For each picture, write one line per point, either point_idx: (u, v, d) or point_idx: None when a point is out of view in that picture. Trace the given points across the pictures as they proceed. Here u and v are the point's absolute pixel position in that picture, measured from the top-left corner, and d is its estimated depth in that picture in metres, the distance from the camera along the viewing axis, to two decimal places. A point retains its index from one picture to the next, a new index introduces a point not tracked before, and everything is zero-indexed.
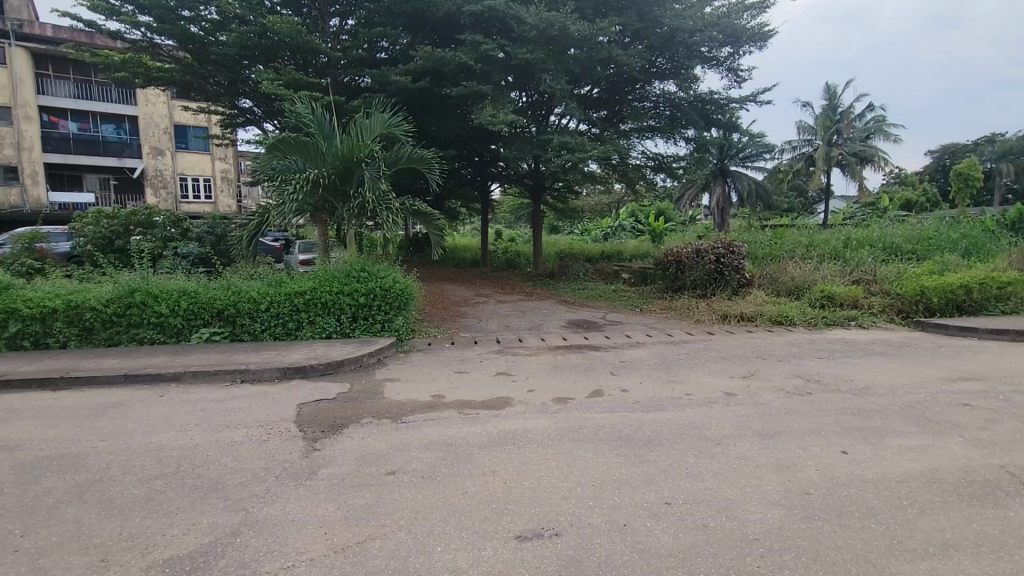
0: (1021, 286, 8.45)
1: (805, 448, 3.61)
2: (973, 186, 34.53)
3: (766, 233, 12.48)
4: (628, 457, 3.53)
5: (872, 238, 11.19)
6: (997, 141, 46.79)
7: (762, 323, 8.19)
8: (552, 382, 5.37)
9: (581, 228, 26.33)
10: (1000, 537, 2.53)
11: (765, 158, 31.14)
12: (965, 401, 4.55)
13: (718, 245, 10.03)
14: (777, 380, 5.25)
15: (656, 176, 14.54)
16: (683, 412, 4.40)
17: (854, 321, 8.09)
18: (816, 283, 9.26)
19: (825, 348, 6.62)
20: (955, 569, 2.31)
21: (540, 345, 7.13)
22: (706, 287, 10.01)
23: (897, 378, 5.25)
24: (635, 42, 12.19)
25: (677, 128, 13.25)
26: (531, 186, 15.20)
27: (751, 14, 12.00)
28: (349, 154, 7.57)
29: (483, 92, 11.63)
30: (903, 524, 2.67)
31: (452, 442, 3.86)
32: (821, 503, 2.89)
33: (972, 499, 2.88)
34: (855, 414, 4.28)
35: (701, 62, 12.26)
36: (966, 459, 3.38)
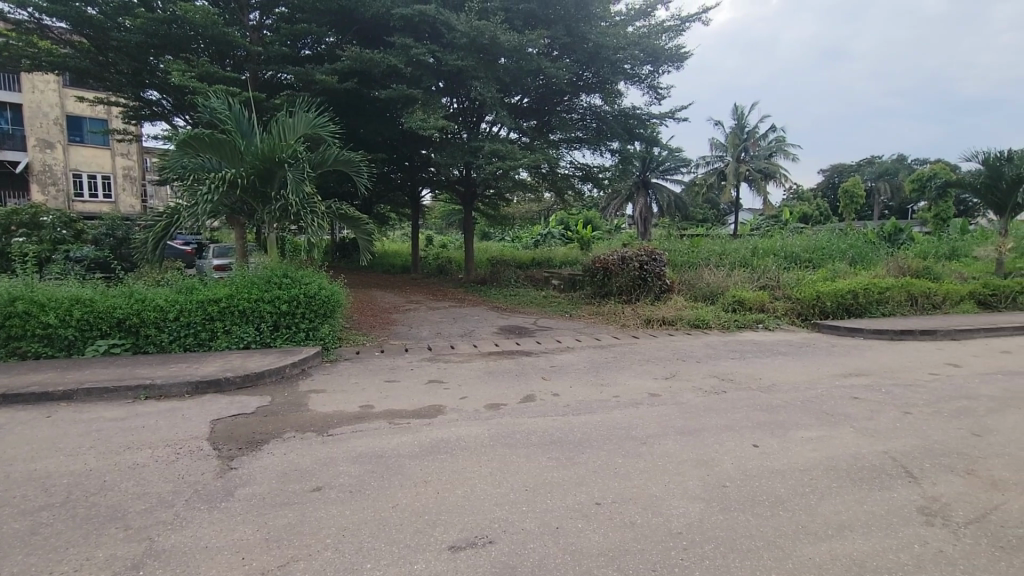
0: (898, 291, 9.55)
1: (721, 444, 3.86)
2: (858, 202, 38.61)
3: (684, 242, 13.29)
4: (560, 460, 3.61)
5: (775, 248, 12.23)
6: (876, 163, 52.78)
7: (682, 327, 8.67)
8: (484, 388, 5.38)
9: (512, 235, 26.64)
10: (886, 516, 2.84)
11: (682, 171, 33.14)
12: (854, 395, 5.07)
13: (642, 253, 10.53)
14: (696, 380, 5.59)
15: (584, 185, 15.01)
16: (611, 414, 4.55)
17: (762, 324, 8.78)
18: (728, 289, 9.96)
19: (737, 348, 7.14)
20: (850, 548, 2.56)
21: (472, 351, 7.11)
22: (631, 292, 10.46)
23: (799, 376, 5.76)
24: (563, 55, 12.56)
25: (603, 140, 13.70)
26: (463, 191, 15.17)
27: (669, 36, 12.80)
28: (269, 153, 7.07)
29: (413, 96, 11.50)
30: (807, 509, 2.92)
31: (382, 453, 3.75)
32: (736, 494, 3.10)
33: (862, 483, 3.22)
34: (764, 409, 4.64)
35: (625, 78, 12.84)
36: (856, 447, 3.78)
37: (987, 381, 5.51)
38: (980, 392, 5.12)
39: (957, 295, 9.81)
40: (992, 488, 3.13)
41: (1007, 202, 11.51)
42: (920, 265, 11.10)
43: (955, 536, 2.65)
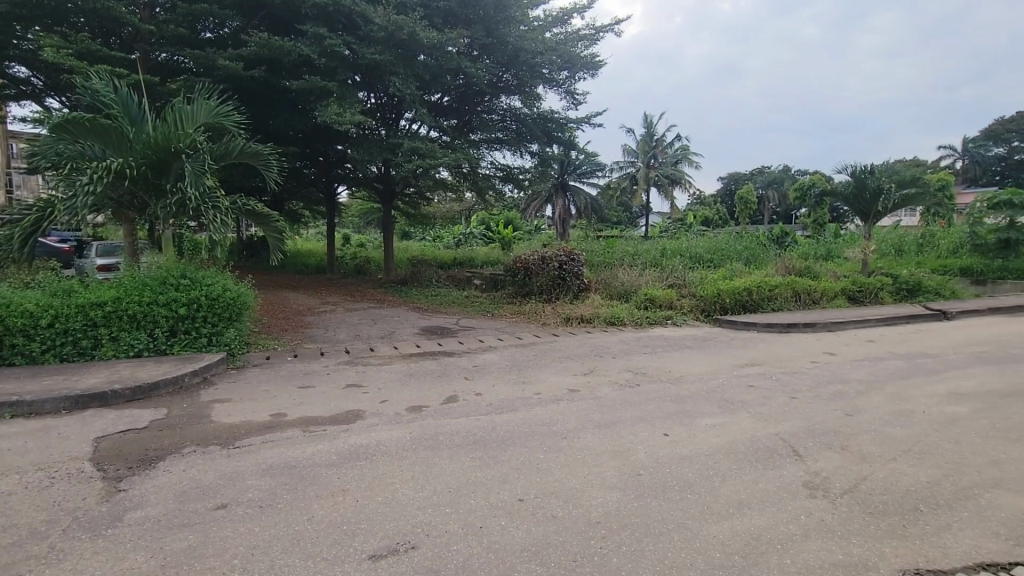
0: (785, 289, 10.60)
1: (636, 435, 4.08)
2: (751, 208, 42.28)
3: (600, 243, 13.88)
4: (483, 459, 3.63)
5: (681, 249, 13.12)
6: (766, 173, 58.21)
7: (599, 324, 9.04)
8: (406, 390, 5.28)
9: (432, 235, 26.33)
10: (777, 492, 3.15)
11: (597, 175, 34.52)
12: (751, 383, 5.57)
13: (561, 253, 10.85)
14: (612, 375, 5.86)
15: (505, 186, 15.15)
16: (533, 411, 4.66)
17: (671, 320, 9.38)
18: (641, 287, 10.53)
19: (649, 344, 7.57)
20: (747, 523, 2.82)
21: (392, 353, 6.95)
22: (551, 291, 10.72)
23: (703, 367, 6.23)
24: (483, 56, 12.59)
25: (522, 141, 13.85)
26: (381, 190, 14.75)
27: (584, 44, 13.26)
28: (164, 142, 6.43)
29: (327, 88, 11.02)
30: (711, 491, 3.17)
31: (296, 464, 3.57)
32: (649, 482, 3.29)
33: (756, 463, 3.55)
34: (674, 400, 4.97)
35: (543, 82, 13.10)
36: (752, 431, 4.15)
37: (857, 367, 6.27)
38: (850, 376, 5.83)
39: (833, 291, 11.07)
40: (861, 461, 3.58)
41: (870, 209, 13.16)
42: (803, 265, 12.41)
43: (833, 506, 3.00)
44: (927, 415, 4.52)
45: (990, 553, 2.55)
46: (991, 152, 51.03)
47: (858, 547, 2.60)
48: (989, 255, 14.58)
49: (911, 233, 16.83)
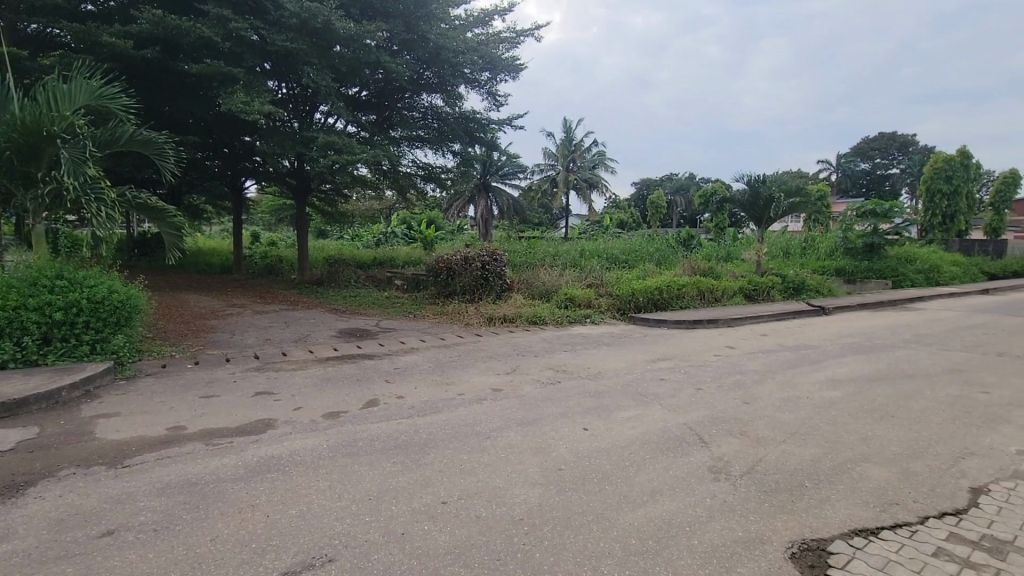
0: (692, 288, 11.39)
1: (557, 431, 4.19)
2: (661, 212, 44.90)
3: (521, 244, 14.09)
4: (405, 464, 3.56)
5: (599, 251, 13.67)
6: (674, 180, 62.09)
7: (522, 323, 9.18)
8: (321, 396, 5.05)
9: (350, 233, 25.37)
10: (686, 478, 3.37)
11: (519, 177, 34.99)
12: (662, 376, 5.92)
13: (483, 253, 10.88)
14: (534, 373, 5.98)
15: (426, 185, 14.95)
16: (457, 412, 4.63)
17: (590, 318, 9.73)
18: (561, 287, 10.83)
19: (569, 342, 7.81)
20: (660, 509, 2.99)
21: (307, 357, 6.61)
22: (473, 292, 10.72)
23: (619, 363, 6.54)
24: (403, 52, 12.33)
25: (444, 141, 13.72)
26: (295, 186, 13.99)
27: (505, 47, 13.37)
28: (34, 125, 5.64)
29: (232, 75, 10.26)
30: (627, 480, 3.33)
31: (197, 480, 3.29)
32: (570, 475, 3.40)
33: (667, 452, 3.78)
34: (592, 395, 5.17)
35: (465, 82, 13.05)
36: (664, 422, 4.41)
37: (753, 359, 6.88)
38: (748, 367, 6.37)
39: (732, 290, 12.06)
40: (757, 445, 3.93)
41: (764, 215, 14.47)
42: (707, 266, 13.38)
43: (734, 488, 3.26)
44: (811, 400, 5.04)
45: (861, 520, 2.90)
46: (860, 167, 57.91)
47: (755, 523, 2.85)
48: (857, 257, 17.07)
49: (796, 237, 18.71)
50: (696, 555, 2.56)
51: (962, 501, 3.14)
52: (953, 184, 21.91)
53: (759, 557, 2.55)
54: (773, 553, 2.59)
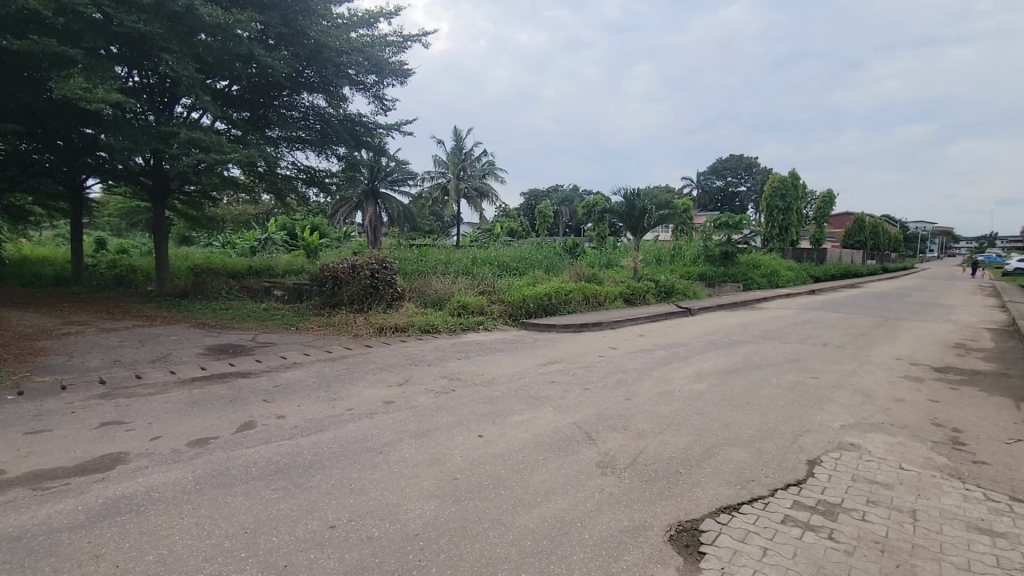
0: (578, 293, 12.01)
1: (451, 440, 4.15)
2: (548, 221, 46.86)
3: (412, 252, 13.87)
4: (286, 489, 3.29)
5: (490, 259, 13.88)
6: (559, 191, 65.25)
7: (414, 332, 8.98)
8: (187, 422, 4.50)
9: (221, 240, 23.06)
10: (576, 476, 3.52)
11: (408, 184, 34.44)
12: (552, 379, 6.13)
13: (372, 261, 10.50)
14: (427, 383, 5.87)
15: (308, 189, 14.12)
16: (344, 429, 4.40)
17: (483, 325, 9.80)
18: (453, 294, 10.81)
19: (463, 349, 7.80)
20: (553, 509, 3.08)
21: (168, 379, 5.86)
22: (362, 301, 10.27)
23: (512, 368, 6.66)
24: (280, 46, 11.55)
25: (328, 143, 13.04)
26: (151, 186, 12.42)
27: (392, 51, 13.05)
28: None
29: (68, 56, 8.84)
30: (521, 484, 3.40)
31: (20, 535, 2.74)
32: (466, 484, 3.39)
33: (558, 452, 3.91)
34: (486, 401, 5.21)
35: (349, 84, 12.51)
36: (554, 423, 4.57)
37: (633, 358, 7.41)
38: (628, 366, 6.83)
39: (613, 294, 12.92)
40: (638, 438, 4.23)
41: (639, 225, 15.73)
42: (591, 272, 14.18)
43: (619, 480, 3.47)
44: (682, 393, 5.54)
45: (725, 498, 3.25)
46: (715, 185, 65.38)
47: (638, 511, 3.06)
48: (716, 263, 19.21)
49: (666, 246, 20.61)
50: (588, 549, 2.67)
51: (802, 473, 3.65)
52: (787, 201, 25.65)
53: (642, 544, 2.73)
54: (654, 537, 2.79)
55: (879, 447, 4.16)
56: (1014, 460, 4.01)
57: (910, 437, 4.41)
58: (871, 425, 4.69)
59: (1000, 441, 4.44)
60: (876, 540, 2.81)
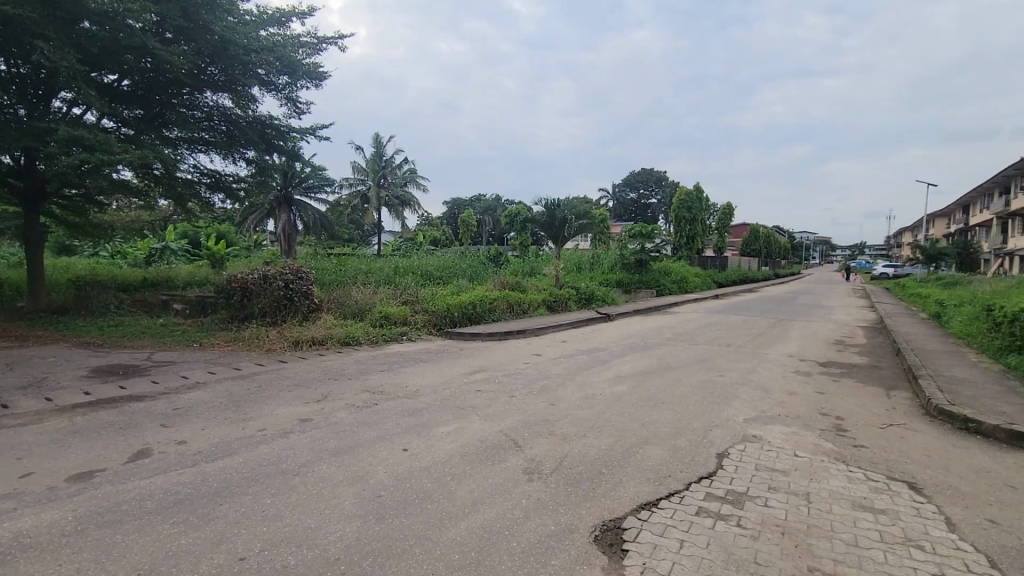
0: (502, 301, 12.11)
1: (374, 456, 4.00)
2: (471, 231, 46.97)
3: (331, 261, 13.33)
4: (189, 522, 3.00)
5: (413, 268, 13.64)
6: (482, 201, 65.73)
7: (333, 345, 8.59)
8: (65, 455, 3.96)
9: (109, 249, 20.81)
10: (503, 484, 3.52)
11: (325, 191, 33.15)
12: (478, 388, 6.11)
13: (286, 271, 9.90)
14: (348, 398, 5.62)
15: (212, 194, 13.10)
16: (256, 451, 4.09)
17: (406, 336, 9.58)
18: (374, 305, 10.50)
19: (385, 361, 7.58)
20: (481, 519, 3.05)
21: (44, 407, 5.15)
22: (275, 314, 9.65)
23: (437, 379, 6.56)
24: (179, 40, 10.66)
25: (235, 146, 12.20)
26: (21, 189, 10.95)
27: (305, 52, 12.50)
28: None
29: None
30: (448, 496, 3.33)
31: None
32: (390, 501, 3.27)
33: (485, 461, 3.89)
34: (411, 414, 5.08)
35: (258, 84, 11.78)
36: (481, 432, 4.55)
37: (556, 364, 7.56)
38: (552, 372, 6.96)
39: (537, 302, 13.15)
40: (563, 442, 4.31)
41: (560, 234, 16.17)
42: (515, 280, 14.35)
43: (546, 485, 3.51)
44: (603, 396, 5.74)
45: (645, 495, 3.39)
46: (629, 197, 68.88)
47: (565, 515, 3.11)
48: (632, 271, 20.19)
49: (586, 254, 21.35)
50: (516, 557, 2.67)
51: (712, 466, 3.90)
52: (693, 213, 27.63)
53: (569, 547, 2.78)
54: (580, 539, 2.85)
55: (777, 437, 4.55)
56: (887, 443, 4.55)
57: (803, 427, 4.87)
58: (770, 417, 5.12)
59: (875, 426, 5.02)
60: (777, 524, 3.06)
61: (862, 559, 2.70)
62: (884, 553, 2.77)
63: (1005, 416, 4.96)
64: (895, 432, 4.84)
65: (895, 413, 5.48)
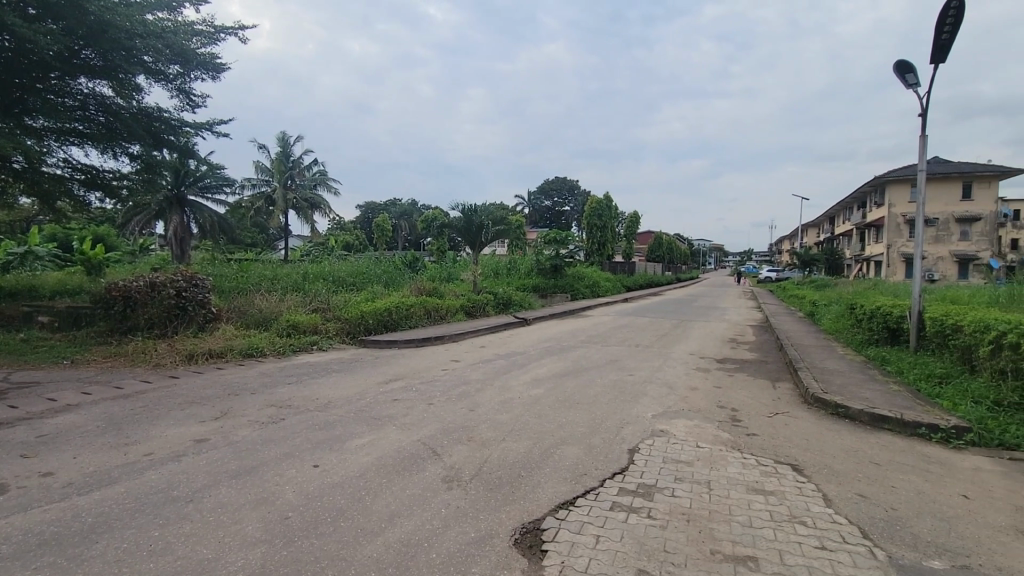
0: (419, 307, 11.87)
1: (280, 474, 3.74)
2: (387, 235, 45.76)
3: (231, 266, 12.36)
4: (57, 565, 2.62)
5: (324, 273, 13.01)
6: (397, 205, 64.40)
7: (233, 358, 7.95)
8: None
9: None
10: (422, 494, 3.44)
11: (224, 192, 30.80)
12: (394, 397, 5.93)
13: (178, 278, 9.02)
14: (251, 414, 5.22)
15: (88, 192, 11.72)
16: (142, 478, 3.67)
17: (317, 345, 9.10)
18: (281, 313, 9.87)
19: (294, 373, 7.12)
20: (398, 534, 2.95)
21: None
22: (165, 325, 8.74)
23: (350, 389, 6.29)
24: (45, 19, 9.31)
25: (116, 140, 10.93)
26: None
27: (199, 41, 11.47)
28: None
29: None
30: (364, 512, 3.20)
31: None
32: (299, 522, 3.07)
33: (402, 472, 3.78)
34: (322, 427, 4.82)
35: (144, 72, 10.63)
36: (397, 443, 4.41)
37: (475, 369, 7.54)
38: (471, 378, 6.92)
39: (454, 307, 13.05)
40: (482, 447, 4.30)
41: (477, 239, 16.20)
42: (432, 286, 14.14)
43: (465, 492, 3.48)
44: (521, 399, 5.80)
45: (562, 495, 3.46)
46: (544, 204, 70.76)
47: (484, 521, 3.10)
48: (547, 276, 20.71)
49: (502, 259, 21.59)
50: (435, 569, 2.62)
51: (624, 461, 4.08)
52: (603, 220, 28.94)
53: (489, 553, 2.77)
54: (500, 543, 2.86)
55: (682, 431, 4.86)
56: (774, 430, 5.03)
57: (703, 420, 5.24)
58: (675, 412, 5.46)
59: (764, 415, 5.51)
60: (683, 512, 3.26)
61: (756, 538, 2.95)
62: (774, 531, 3.05)
63: (867, 401, 5.68)
64: (780, 420, 5.36)
65: (781, 402, 6.07)
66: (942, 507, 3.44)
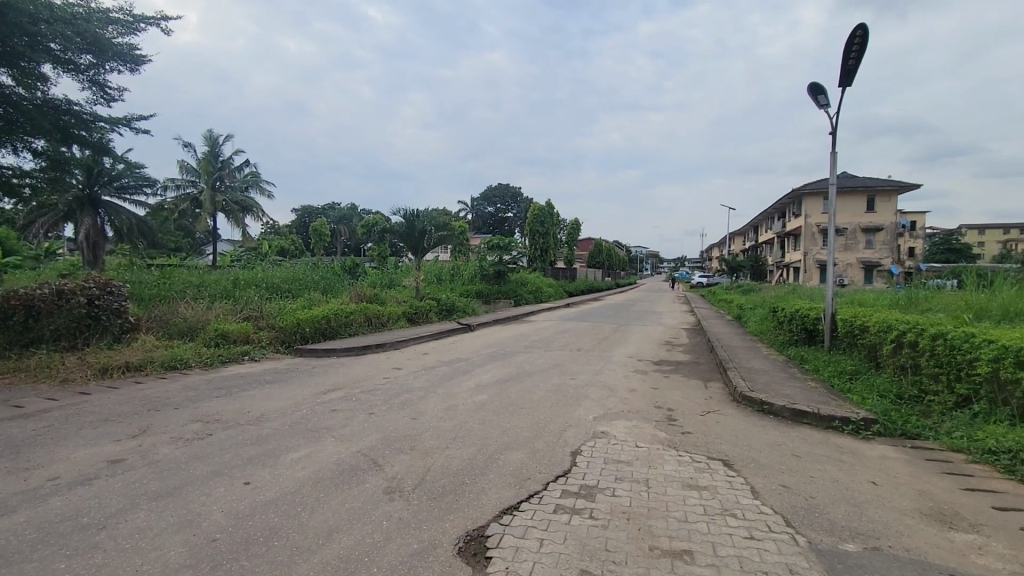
0: (358, 315, 11.53)
1: (208, 493, 3.52)
2: (324, 240, 44.20)
3: (151, 272, 11.50)
4: None
5: (256, 279, 12.38)
6: (336, 210, 62.44)
7: (154, 371, 7.39)
8: None
9: None
10: (361, 507, 3.33)
11: (144, 193, 28.69)
12: (333, 408, 5.72)
13: (89, 284, 8.33)
14: (174, 430, 4.86)
15: None
16: (47, 506, 3.33)
17: (248, 356, 8.63)
18: (208, 322, 9.30)
19: (223, 385, 6.71)
20: (337, 550, 2.84)
21: None
22: (74, 337, 8.01)
23: (285, 401, 6.00)
24: None
25: (16, 134, 9.93)
26: None
27: (116, 29, 10.61)
28: None
29: None
30: (299, 529, 3.06)
31: None
32: (228, 544, 2.89)
33: (340, 485, 3.65)
34: (254, 442, 4.57)
35: (51, 61, 9.70)
36: (336, 455, 4.25)
37: (418, 377, 7.40)
38: (413, 386, 6.79)
39: (396, 314, 12.77)
40: (425, 456, 4.23)
41: (419, 245, 15.97)
42: (373, 293, 13.78)
43: (408, 503, 3.41)
44: (465, 406, 5.75)
45: (506, 500, 3.47)
46: (487, 211, 70.96)
47: (427, 531, 3.05)
48: (490, 282, 20.73)
49: (445, 266, 21.41)
50: None
51: (566, 464, 4.14)
52: (545, 227, 29.37)
53: (432, 563, 2.73)
54: (444, 553, 2.82)
55: (622, 432, 5.00)
56: (707, 428, 5.28)
57: (642, 420, 5.42)
58: (615, 414, 5.62)
59: (698, 414, 5.77)
60: (623, 511, 3.36)
61: (691, 532, 3.09)
62: (707, 524, 3.19)
63: (788, 397, 6.09)
64: (712, 418, 5.63)
65: (712, 402, 6.39)
66: (855, 493, 3.74)
